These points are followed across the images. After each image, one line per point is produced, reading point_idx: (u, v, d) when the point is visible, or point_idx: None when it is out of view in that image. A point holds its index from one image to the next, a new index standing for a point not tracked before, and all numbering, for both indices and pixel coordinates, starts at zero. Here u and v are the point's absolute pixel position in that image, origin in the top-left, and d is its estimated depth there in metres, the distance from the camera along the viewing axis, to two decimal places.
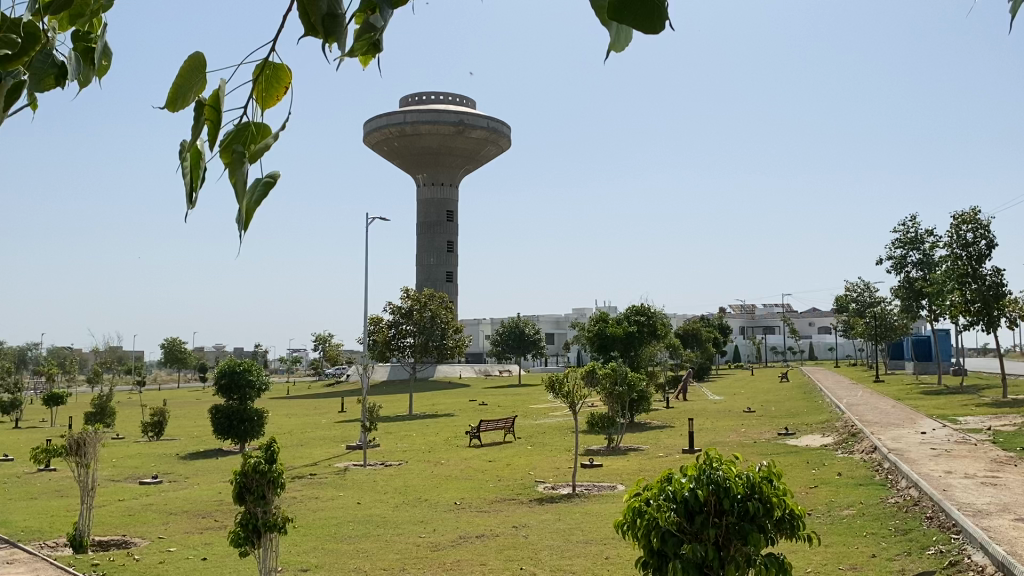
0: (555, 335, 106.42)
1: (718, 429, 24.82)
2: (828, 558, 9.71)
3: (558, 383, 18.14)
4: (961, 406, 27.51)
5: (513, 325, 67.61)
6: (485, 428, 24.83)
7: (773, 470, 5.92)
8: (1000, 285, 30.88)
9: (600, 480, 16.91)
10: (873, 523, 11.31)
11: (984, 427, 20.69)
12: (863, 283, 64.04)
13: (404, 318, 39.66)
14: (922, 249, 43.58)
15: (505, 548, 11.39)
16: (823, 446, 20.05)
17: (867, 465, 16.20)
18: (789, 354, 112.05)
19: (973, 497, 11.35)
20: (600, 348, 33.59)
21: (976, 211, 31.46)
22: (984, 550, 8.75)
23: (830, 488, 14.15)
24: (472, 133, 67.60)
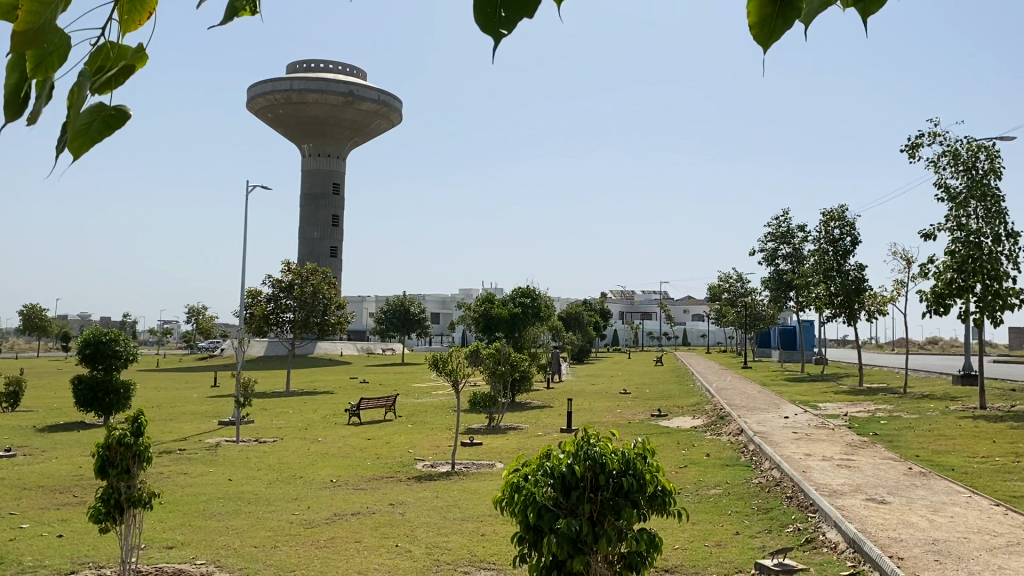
0: (440, 315, 106.01)
1: (595, 410, 25.24)
2: (695, 535, 9.92)
3: (441, 361, 17.89)
4: (821, 393, 29.00)
5: (398, 303, 66.82)
6: (366, 406, 24.36)
7: (646, 447, 5.93)
8: (862, 279, 32.56)
9: (478, 458, 16.90)
10: (737, 501, 11.67)
11: (842, 413, 21.84)
12: (735, 274, 66.47)
13: (284, 292, 38.53)
14: (792, 244, 45.61)
15: (380, 525, 11.18)
16: (695, 427, 20.69)
17: (733, 447, 16.80)
18: (666, 340, 115.83)
19: (829, 479, 11.90)
20: (485, 329, 33.58)
21: (844, 209, 33.04)
22: (837, 528, 9.15)
23: (699, 467, 14.59)
24: (362, 105, 66.38)
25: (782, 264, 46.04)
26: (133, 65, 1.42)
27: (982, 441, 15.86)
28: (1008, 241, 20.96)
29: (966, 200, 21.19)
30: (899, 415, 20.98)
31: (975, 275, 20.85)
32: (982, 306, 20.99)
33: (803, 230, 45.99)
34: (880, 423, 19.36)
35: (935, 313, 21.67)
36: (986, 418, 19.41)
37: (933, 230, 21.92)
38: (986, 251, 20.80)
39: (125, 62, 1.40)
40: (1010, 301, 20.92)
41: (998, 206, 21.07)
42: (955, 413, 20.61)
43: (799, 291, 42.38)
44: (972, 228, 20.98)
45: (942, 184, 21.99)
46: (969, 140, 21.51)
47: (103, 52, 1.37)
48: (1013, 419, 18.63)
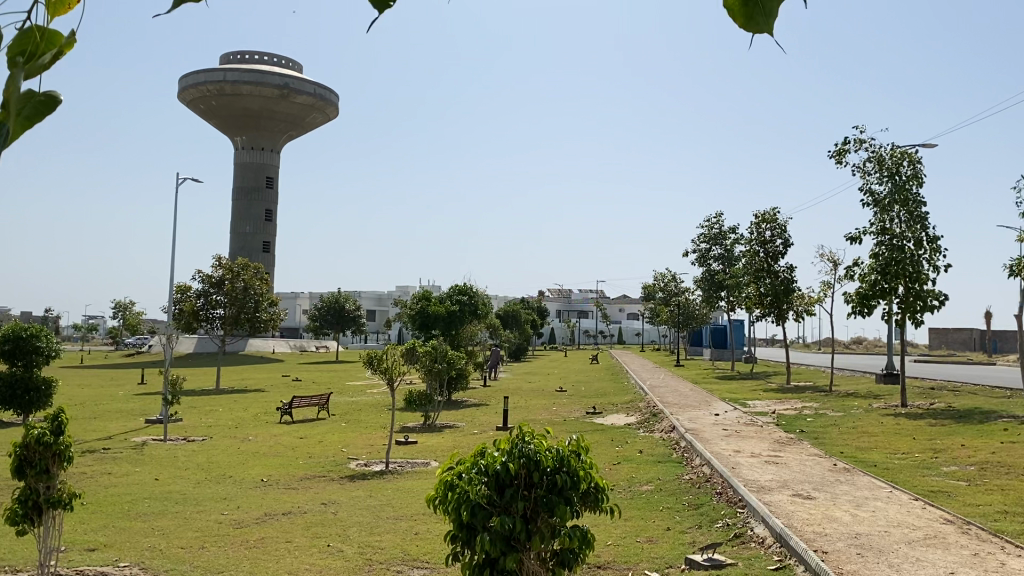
0: (376, 312, 105.18)
1: (531, 408, 25.32)
2: (628, 531, 10.01)
3: (376, 359, 17.71)
4: (751, 391, 29.60)
5: (332, 301, 65.96)
6: (299, 405, 23.95)
7: (580, 444, 5.94)
8: (790, 280, 33.40)
9: (413, 457, 16.77)
10: (668, 498, 11.83)
11: (771, 410, 22.35)
12: (668, 273, 67.44)
13: (214, 288, 37.71)
14: (723, 245, 46.50)
15: (312, 525, 11.02)
16: (628, 424, 20.92)
17: (665, 444, 17.04)
18: (602, 338, 116.91)
19: (758, 475, 12.15)
20: (421, 326, 33.40)
21: (775, 212, 33.79)
22: (765, 523, 9.35)
23: (632, 464, 14.72)
24: (297, 98, 65.41)
25: (715, 264, 46.88)
26: (61, 49, 1.34)
27: (903, 437, 16.40)
28: (929, 245, 21.72)
29: (889, 205, 21.86)
30: (826, 412, 21.57)
31: (898, 278, 21.57)
32: (904, 307, 21.77)
33: (734, 231, 46.90)
34: (807, 420, 19.88)
35: (860, 313, 22.36)
36: (907, 415, 20.10)
37: (859, 233, 22.59)
38: (908, 255, 21.51)
39: (52, 48, 1.31)
40: (930, 302, 21.73)
41: (919, 211, 21.81)
42: (879, 411, 21.25)
43: (731, 291, 43.24)
44: (896, 231, 21.67)
45: (868, 189, 22.64)
46: (894, 147, 22.18)
47: (28, 36, 1.28)
48: (932, 417, 19.33)
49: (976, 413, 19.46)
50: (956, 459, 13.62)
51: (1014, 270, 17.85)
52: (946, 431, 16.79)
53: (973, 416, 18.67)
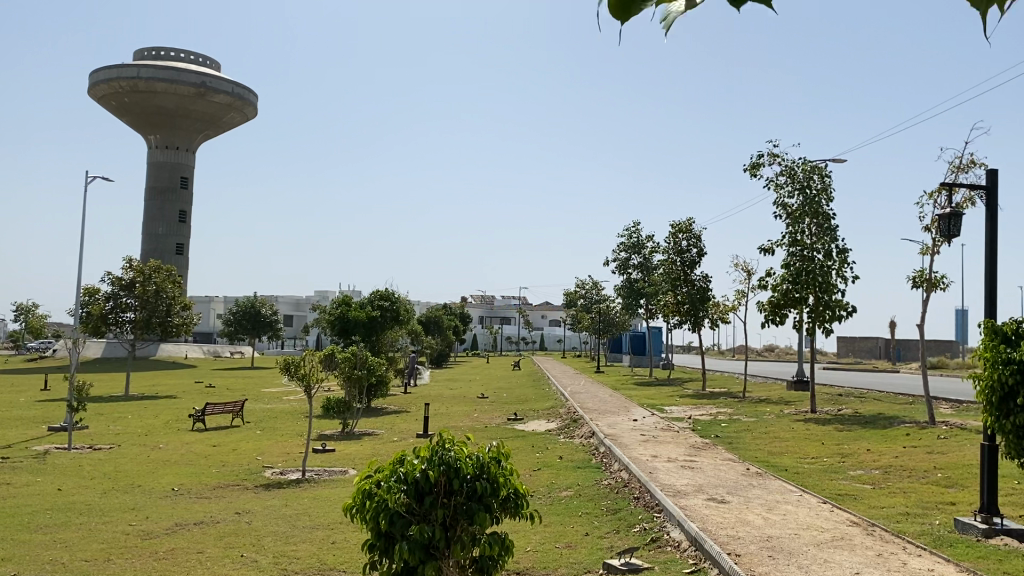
0: (294, 317, 103.24)
1: (452, 414, 25.23)
2: (547, 537, 10.04)
3: (293, 365, 17.35)
4: (669, 397, 30.13)
5: (248, 305, 64.45)
6: (212, 411, 23.30)
7: (501, 450, 5.92)
8: (707, 289, 34.18)
9: (331, 465, 16.48)
10: (588, 504, 11.92)
11: (687, 416, 22.80)
12: (590, 281, 68.14)
13: (124, 291, 36.53)
14: (643, 254, 47.26)
15: (224, 535, 10.72)
16: (549, 430, 21.04)
17: (585, 450, 17.20)
18: (523, 345, 117.52)
19: (674, 479, 12.36)
20: (341, 332, 32.96)
21: (692, 222, 34.53)
22: (681, 527, 9.51)
23: (552, 471, 14.82)
24: (214, 98, 63.75)
25: (634, 273, 47.62)
26: None
27: (813, 442, 16.94)
28: (837, 257, 22.51)
29: (800, 217, 22.56)
30: (739, 418, 22.10)
31: (808, 287, 22.28)
32: (814, 316, 22.51)
33: (653, 240, 47.74)
34: (721, 426, 20.33)
35: (772, 322, 23.01)
36: (816, 421, 20.81)
37: (771, 244, 23.25)
38: (818, 265, 22.25)
39: None
40: (838, 312, 22.51)
41: (828, 223, 22.60)
42: (789, 417, 21.91)
43: (649, 299, 44.04)
44: (806, 243, 22.38)
45: (780, 203, 23.33)
46: (805, 161, 22.93)
47: None
48: (839, 422, 20.02)
49: (879, 418, 20.25)
50: (862, 463, 14.13)
51: (917, 282, 18.62)
52: (852, 436, 17.41)
53: (878, 422, 19.42)
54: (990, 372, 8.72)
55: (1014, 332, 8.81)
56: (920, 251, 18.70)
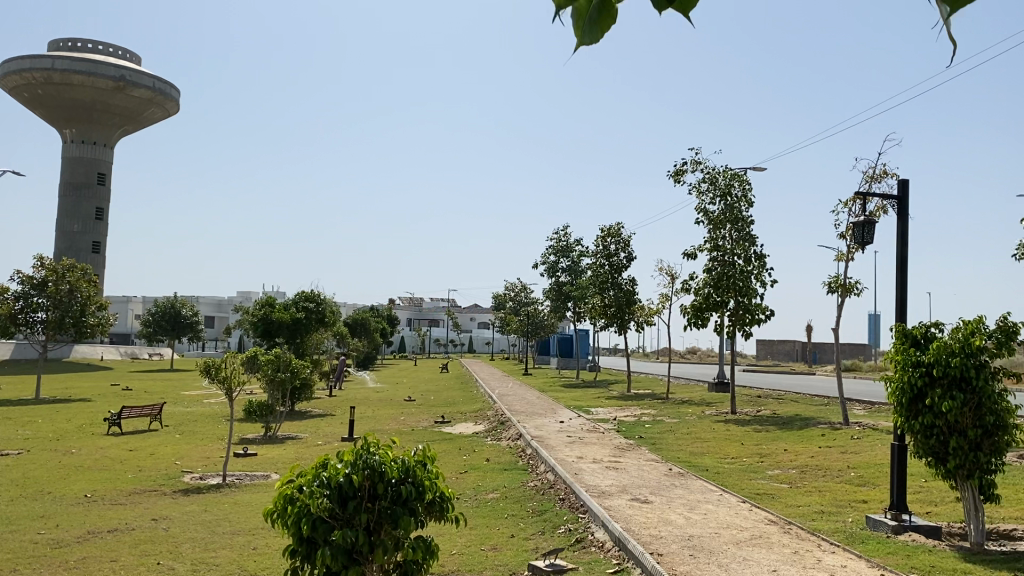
0: (215, 318, 100.94)
1: (378, 418, 25.01)
2: (472, 540, 10.02)
3: (214, 368, 16.90)
4: (595, 398, 30.43)
5: (168, 306, 62.69)
6: (129, 416, 22.57)
7: (427, 453, 5.89)
8: (633, 293, 34.64)
9: (253, 469, 16.15)
10: (513, 505, 11.96)
11: (612, 417, 23.06)
12: (519, 284, 68.39)
13: (35, 289, 35.05)
14: (571, 257, 47.66)
15: (139, 543, 10.39)
16: (475, 433, 21.04)
17: (512, 451, 17.26)
18: (452, 347, 117.32)
19: (599, 480, 12.50)
20: (264, 334, 32.24)
21: (620, 226, 35.00)
22: (605, 527, 9.63)
23: (479, 473, 14.83)
24: (134, 92, 61.82)
25: (562, 276, 47.99)
26: None
27: (733, 443, 17.33)
28: (756, 262, 23.10)
29: (721, 224, 23.06)
30: (663, 419, 22.47)
31: (728, 292, 22.82)
32: (735, 319, 23.07)
33: (580, 244, 48.20)
34: (646, 427, 20.63)
35: (694, 325, 23.47)
36: (736, 421, 21.29)
37: (694, 249, 23.72)
38: (738, 270, 22.81)
39: None
40: (757, 315, 23.12)
41: (748, 229, 23.17)
42: (711, 417, 22.41)
43: (576, 302, 44.45)
44: (727, 248, 22.90)
45: (702, 209, 23.83)
46: (726, 168, 23.46)
47: None
48: (758, 423, 20.54)
49: (796, 419, 20.86)
50: (779, 463, 14.51)
51: (832, 287, 19.24)
52: (770, 437, 17.90)
53: (795, 423, 19.97)
54: (901, 373, 9.05)
55: (923, 335, 9.16)
56: (836, 257, 19.33)
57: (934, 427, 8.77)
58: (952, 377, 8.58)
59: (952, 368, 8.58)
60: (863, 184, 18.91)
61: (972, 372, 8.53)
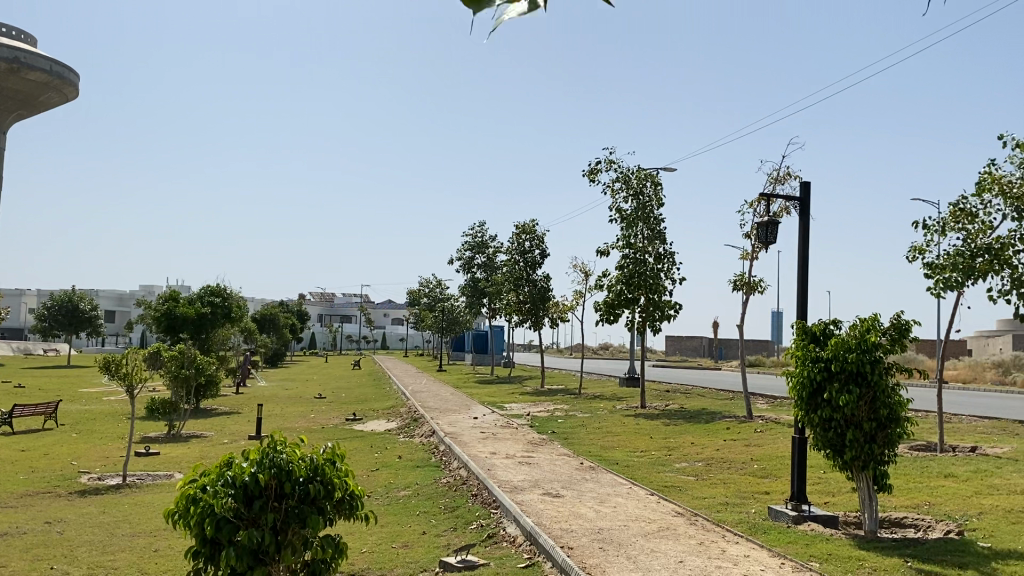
0: (116, 313, 97.45)
1: (287, 415, 24.54)
2: (383, 538, 9.94)
3: (114, 364, 16.26)
4: (508, 394, 30.61)
5: (65, 299, 60.15)
6: (20, 414, 21.52)
7: (336, 451, 5.78)
8: (547, 289, 34.95)
9: (155, 469, 15.64)
10: (425, 502, 11.90)
11: (525, 413, 23.23)
12: (433, 279, 68.10)
13: None
14: (486, 253, 47.70)
15: (30, 547, 9.92)
16: (388, 430, 20.88)
17: (424, 448, 17.17)
18: (364, 344, 116.01)
19: (511, 475, 12.55)
20: (167, 329, 31.11)
21: (535, 223, 35.17)
22: (516, 522, 9.69)
23: (390, 470, 14.69)
24: (29, 75, 58.59)
25: (478, 272, 48.00)
26: None
27: (642, 437, 17.67)
28: (666, 260, 23.59)
29: (634, 222, 23.48)
30: (575, 414, 22.77)
31: (639, 288, 23.26)
32: (645, 316, 23.51)
33: (496, 240, 48.27)
34: (558, 422, 20.82)
35: (607, 321, 23.82)
36: (646, 415, 21.75)
37: (607, 246, 24.06)
38: (649, 267, 23.26)
39: None
40: (667, 312, 23.60)
41: (658, 228, 23.61)
42: (621, 412, 22.80)
43: (492, 298, 44.53)
44: (638, 246, 23.34)
45: (616, 207, 24.19)
46: (638, 168, 23.85)
47: None
48: (667, 417, 21.01)
49: (703, 413, 21.43)
50: (686, 456, 14.87)
51: (737, 285, 19.81)
52: (678, 431, 18.32)
53: (703, 417, 20.50)
54: (801, 368, 9.36)
55: (822, 331, 9.50)
56: (741, 256, 19.90)
57: (831, 420, 9.11)
58: (849, 371, 8.94)
59: (849, 363, 8.95)
60: (768, 186, 19.53)
61: (868, 367, 8.91)
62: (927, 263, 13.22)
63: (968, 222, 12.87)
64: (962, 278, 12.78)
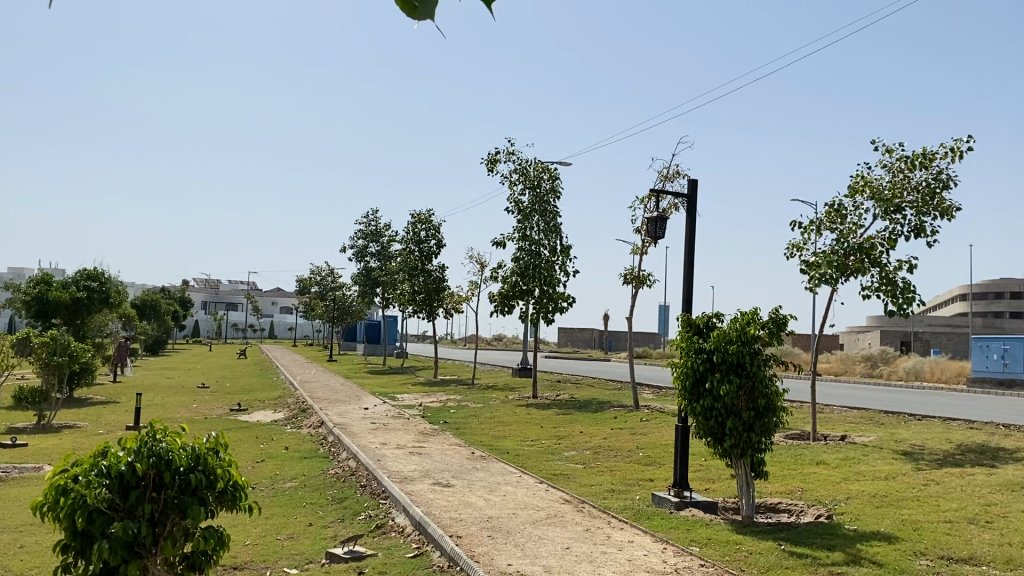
0: None
1: (167, 405, 23.64)
2: (268, 529, 9.73)
3: None
4: (400, 384, 30.44)
5: None
6: None
7: (219, 441, 5.62)
8: (442, 279, 34.84)
9: (22, 461, 14.79)
10: (312, 493, 11.70)
11: (417, 403, 23.12)
12: (325, 267, 66.80)
13: None
14: (380, 242, 47.18)
15: None
16: (274, 421, 20.40)
17: (313, 439, 16.86)
18: (250, 332, 113.04)
19: (402, 466, 12.48)
20: (38, 315, 29.38)
21: (431, 213, 34.98)
22: (406, 512, 9.64)
23: (276, 461, 14.37)
24: None
25: (371, 261, 47.44)
26: None
27: (533, 426, 17.88)
28: (561, 253, 23.90)
29: (530, 214, 23.68)
30: (466, 404, 22.80)
31: (534, 281, 23.45)
32: (539, 307, 23.73)
33: (391, 228, 47.80)
34: (450, 412, 20.85)
35: (500, 312, 23.97)
36: (536, 405, 22.05)
37: (504, 238, 24.15)
38: (543, 260, 23.50)
39: None
40: (560, 303, 23.93)
41: (555, 221, 23.87)
42: (513, 402, 23.00)
43: (385, 287, 44.14)
44: (534, 239, 23.55)
45: (513, 198, 24.33)
46: (537, 161, 24.05)
47: None
48: (557, 407, 21.33)
49: (592, 403, 21.86)
50: (575, 445, 15.14)
51: (628, 278, 20.26)
52: (567, 420, 18.62)
53: (593, 406, 20.91)
54: (685, 359, 9.65)
55: (705, 324, 9.82)
56: (632, 250, 20.34)
57: (713, 410, 9.45)
58: (730, 362, 9.30)
59: (730, 354, 9.30)
60: (659, 182, 20.03)
61: (747, 358, 9.28)
62: (804, 260, 13.87)
63: (842, 222, 13.55)
64: (836, 275, 13.46)
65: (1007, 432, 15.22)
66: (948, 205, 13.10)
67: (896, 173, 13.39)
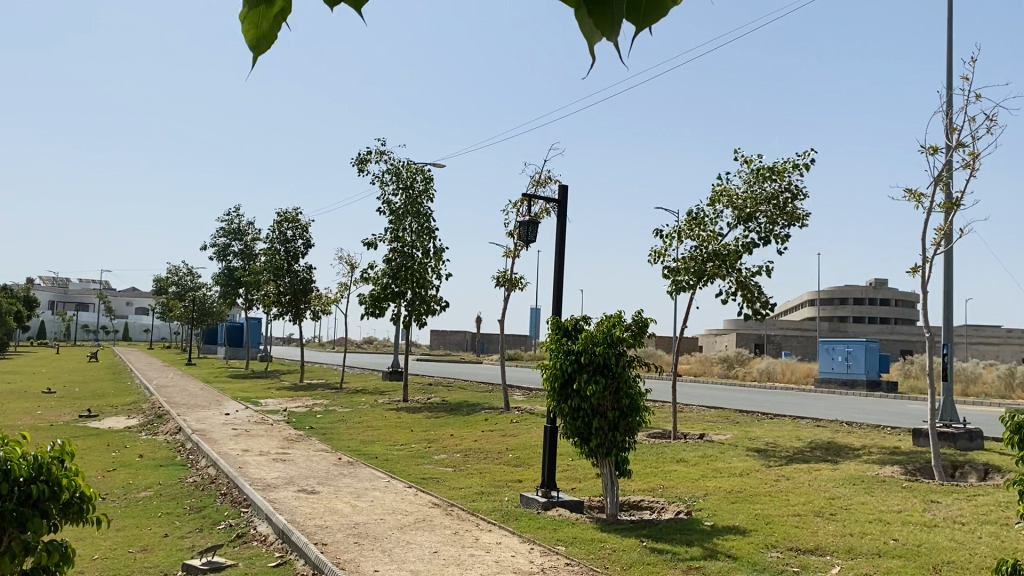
0: None
1: (7, 412, 21.94)
2: (118, 542, 9.21)
3: None
4: (264, 389, 29.53)
5: None
6: None
7: (65, 449, 5.28)
8: (309, 280, 34.06)
9: None
10: (168, 503, 11.17)
11: (282, 408, 22.53)
12: (184, 266, 63.97)
13: None
14: (244, 241, 45.68)
15: None
16: (127, 428, 19.31)
17: (169, 446, 16.08)
18: (102, 334, 106.85)
19: (264, 473, 12.08)
20: None
21: (298, 211, 34.12)
22: (268, 521, 9.36)
23: (128, 470, 13.62)
24: None
25: (234, 260, 45.85)
26: None
27: (401, 430, 17.71)
28: (434, 255, 23.80)
29: (403, 216, 23.48)
30: (334, 408, 22.37)
31: (406, 282, 23.26)
32: (410, 310, 23.54)
33: (254, 227, 46.34)
34: (315, 417, 20.36)
35: (371, 314, 23.56)
36: (406, 409, 21.87)
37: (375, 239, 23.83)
38: (416, 262, 23.38)
39: None
40: (433, 306, 23.81)
41: (428, 223, 23.75)
42: (382, 406, 22.70)
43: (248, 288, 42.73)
44: (407, 240, 23.35)
45: (385, 199, 24.07)
46: (410, 163, 23.89)
47: None
48: (427, 410, 21.20)
49: (463, 405, 21.86)
50: (445, 448, 15.08)
51: (500, 281, 20.40)
52: (437, 423, 18.54)
53: (463, 409, 20.90)
54: (553, 360, 9.80)
55: (573, 327, 10.00)
56: (504, 253, 20.50)
57: (580, 410, 9.63)
58: (596, 364, 9.51)
59: (596, 355, 9.51)
60: (530, 187, 20.28)
61: (612, 359, 9.52)
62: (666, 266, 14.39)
63: (701, 230, 14.10)
64: (694, 280, 14.03)
65: (850, 429, 16.24)
66: (797, 214, 13.87)
67: (750, 183, 14.06)
